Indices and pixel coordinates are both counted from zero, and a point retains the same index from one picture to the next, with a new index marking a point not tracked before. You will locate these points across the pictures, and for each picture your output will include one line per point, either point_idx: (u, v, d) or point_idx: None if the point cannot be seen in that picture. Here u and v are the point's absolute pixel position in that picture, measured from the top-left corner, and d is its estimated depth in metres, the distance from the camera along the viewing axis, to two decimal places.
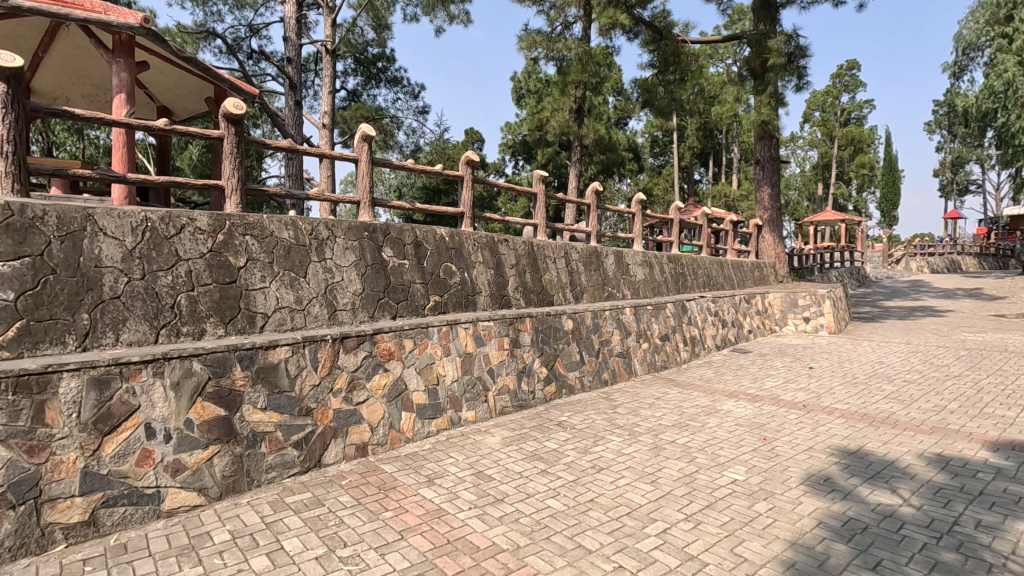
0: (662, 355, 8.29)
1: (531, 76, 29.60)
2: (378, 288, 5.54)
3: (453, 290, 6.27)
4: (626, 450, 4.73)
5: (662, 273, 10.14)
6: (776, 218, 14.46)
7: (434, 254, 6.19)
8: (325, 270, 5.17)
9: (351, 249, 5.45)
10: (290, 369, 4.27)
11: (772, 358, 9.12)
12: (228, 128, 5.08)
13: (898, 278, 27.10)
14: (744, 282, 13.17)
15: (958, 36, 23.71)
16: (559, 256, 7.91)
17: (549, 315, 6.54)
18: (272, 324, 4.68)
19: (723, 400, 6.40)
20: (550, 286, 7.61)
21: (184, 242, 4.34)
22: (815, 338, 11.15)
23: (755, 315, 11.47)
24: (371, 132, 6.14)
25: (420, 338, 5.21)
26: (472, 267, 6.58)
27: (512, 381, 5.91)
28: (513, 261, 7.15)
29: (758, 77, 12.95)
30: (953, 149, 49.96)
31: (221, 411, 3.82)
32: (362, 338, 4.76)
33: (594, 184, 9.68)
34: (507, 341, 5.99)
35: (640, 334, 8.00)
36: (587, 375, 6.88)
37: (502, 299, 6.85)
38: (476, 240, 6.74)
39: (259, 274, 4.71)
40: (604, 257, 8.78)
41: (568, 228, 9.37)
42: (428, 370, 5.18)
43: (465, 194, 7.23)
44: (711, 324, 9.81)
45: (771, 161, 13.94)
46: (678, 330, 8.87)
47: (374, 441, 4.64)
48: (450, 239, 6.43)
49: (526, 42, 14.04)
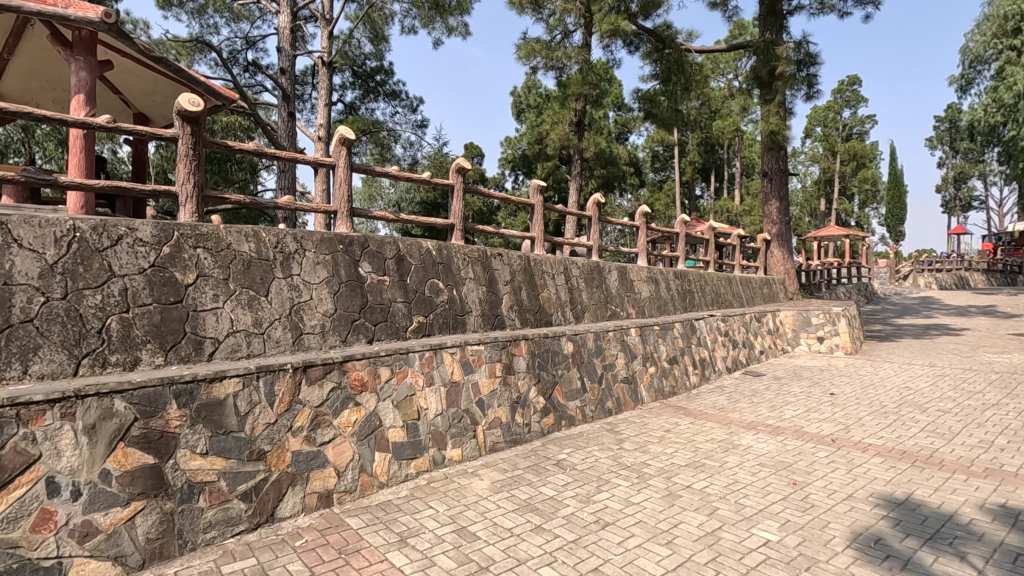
0: (670, 380, 7.63)
1: (531, 91, 29.27)
2: (352, 308, 4.90)
3: (440, 310, 5.64)
4: (635, 499, 4.06)
5: (669, 290, 9.50)
6: (784, 232, 13.85)
7: (419, 270, 5.57)
8: (290, 288, 4.55)
9: (323, 264, 4.83)
10: (240, 406, 3.63)
11: (788, 383, 8.45)
12: (183, 127, 4.50)
13: (907, 295, 26.39)
14: (753, 300, 12.54)
15: (965, 49, 23.23)
16: (558, 272, 7.28)
17: (547, 337, 5.91)
18: (223, 350, 4.03)
19: (741, 432, 5.72)
20: (548, 305, 6.98)
21: (120, 255, 3.71)
22: (831, 360, 10.47)
23: (767, 335, 10.82)
24: (350, 135, 5.58)
25: (400, 367, 4.58)
26: (461, 285, 5.96)
27: (505, 413, 5.26)
28: (507, 277, 6.53)
29: (765, 87, 12.46)
30: (955, 164, 49.64)
31: (148, 459, 3.18)
32: (329, 367, 4.12)
33: (596, 195, 9.05)
34: (500, 368, 5.35)
35: (646, 357, 7.35)
36: (589, 404, 6.21)
37: (495, 319, 6.21)
38: (466, 254, 6.13)
39: (210, 293, 4.08)
40: (607, 273, 8.17)
41: (569, 242, 8.78)
42: (408, 404, 4.52)
43: (454, 204, 6.66)
44: (721, 345, 9.16)
45: (780, 174, 13.37)
46: (687, 352, 8.22)
47: (341, 488, 3.97)
48: (438, 253, 5.82)
49: (524, 52, 13.57)
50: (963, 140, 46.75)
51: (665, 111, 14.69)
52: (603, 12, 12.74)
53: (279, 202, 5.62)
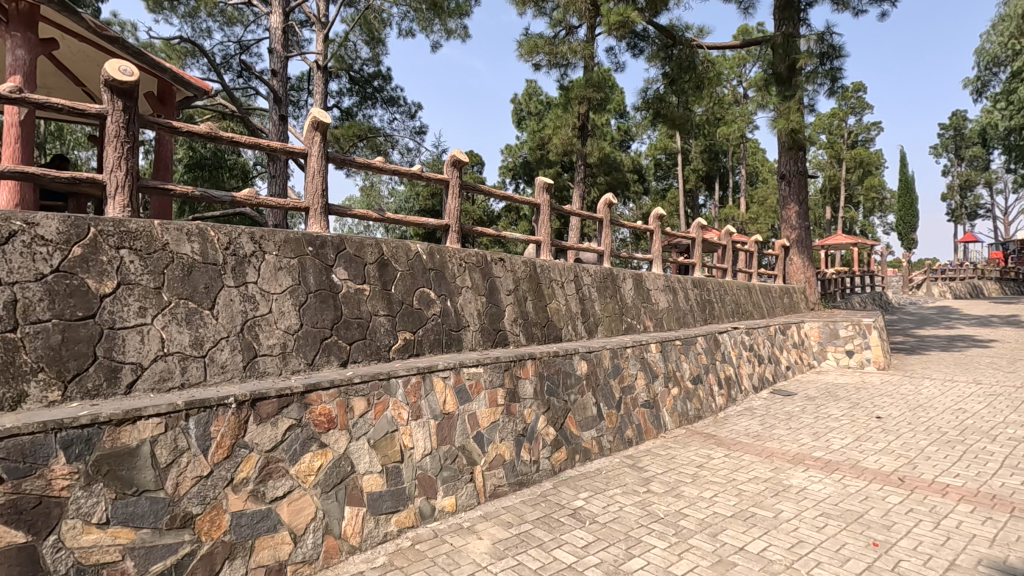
0: (695, 403, 6.73)
1: (532, 98, 28.58)
2: (322, 323, 4.02)
3: (431, 324, 4.77)
4: (677, 569, 3.15)
5: (688, 301, 8.62)
6: (804, 238, 13.00)
7: (406, 278, 4.72)
8: (243, 298, 3.68)
9: (287, 270, 3.97)
10: (163, 455, 2.74)
11: (823, 403, 7.56)
12: (112, 102, 3.66)
13: (923, 304, 25.44)
14: (773, 310, 11.65)
15: (980, 51, 22.45)
16: (568, 280, 6.42)
17: (557, 356, 5.05)
18: (148, 380, 3.15)
19: (789, 469, 4.83)
20: (557, 317, 6.09)
21: (10, 257, 2.85)
22: (864, 376, 9.58)
23: (792, 348, 9.94)
24: (325, 118, 4.74)
25: (379, 397, 3.71)
26: (456, 294, 5.09)
27: (509, 449, 4.39)
28: (511, 285, 5.67)
29: (783, 84, 11.71)
30: (960, 172, 48.98)
31: (18, 537, 2.30)
32: (286, 401, 3.24)
33: (607, 196, 8.18)
34: (503, 394, 4.48)
35: (668, 377, 6.46)
36: (606, 435, 5.31)
37: (495, 334, 5.31)
38: (462, 259, 5.27)
39: (136, 306, 3.21)
40: (621, 281, 7.31)
41: (579, 247, 7.90)
42: (388, 443, 3.65)
43: (449, 203, 5.83)
44: (746, 360, 8.28)
45: (798, 176, 12.54)
46: (711, 370, 7.33)
47: (297, 558, 3.07)
48: (429, 257, 4.98)
49: (526, 47, 12.80)
50: (969, 147, 46.03)
51: (675, 112, 13.90)
52: (610, 5, 11.95)
53: (236, 194, 4.48)
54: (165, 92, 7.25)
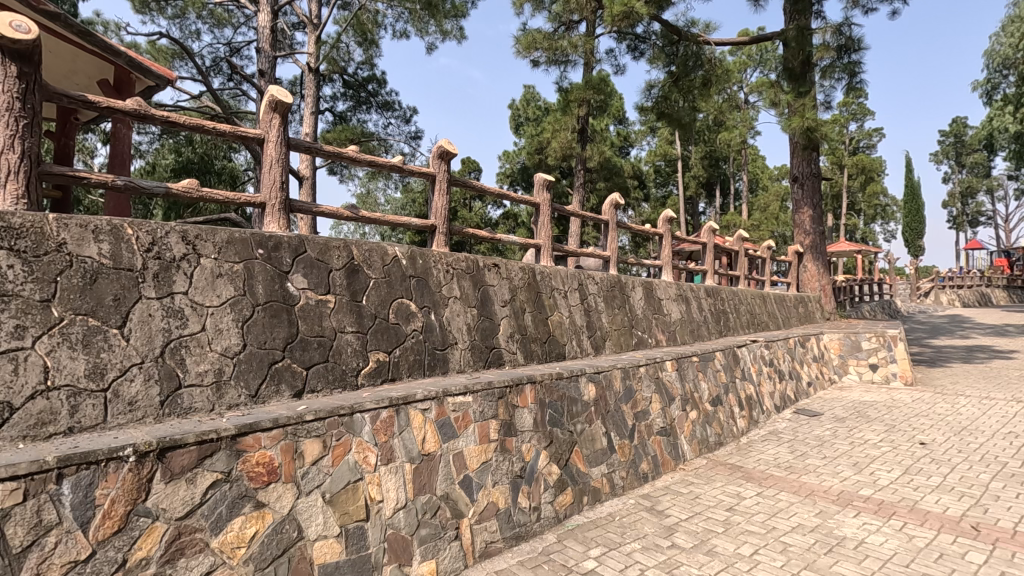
0: (715, 428, 5.97)
1: (530, 103, 28.02)
2: (272, 344, 3.25)
3: (412, 342, 3.99)
4: None
5: (701, 311, 7.87)
6: (819, 244, 12.28)
7: (380, 288, 3.96)
8: (168, 313, 2.91)
9: (228, 277, 3.21)
10: (17, 538, 1.97)
11: (855, 426, 6.79)
12: (4, 66, 2.91)
13: (933, 313, 24.75)
14: (788, 321, 10.89)
15: (990, 53, 21.90)
16: (572, 289, 5.66)
17: (560, 379, 4.31)
18: (20, 424, 2.35)
19: (838, 515, 4.06)
20: (560, 332, 5.33)
21: None
22: (892, 392, 8.81)
23: (813, 363, 9.19)
24: (284, 97, 3.98)
25: (339, 438, 2.94)
26: (441, 306, 4.31)
27: (504, 495, 3.63)
28: (507, 295, 4.92)
29: (798, 80, 11.09)
30: (961, 178, 48.50)
31: None
32: (208, 449, 2.47)
33: (614, 196, 7.43)
34: (496, 428, 3.74)
35: (686, 399, 5.70)
36: (618, 470, 4.54)
37: (488, 353, 4.53)
38: (450, 265, 4.53)
39: (10, 324, 2.42)
40: (630, 290, 6.55)
41: (583, 252, 7.11)
42: (349, 497, 2.88)
43: (435, 201, 5.08)
44: (767, 377, 7.53)
45: (812, 178, 11.86)
46: (732, 390, 6.57)
47: None
48: (410, 263, 4.23)
49: (523, 43, 12.11)
50: (971, 154, 45.58)
51: (681, 112, 13.23)
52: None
53: (172, 185, 3.63)
54: (121, 79, 6.50)
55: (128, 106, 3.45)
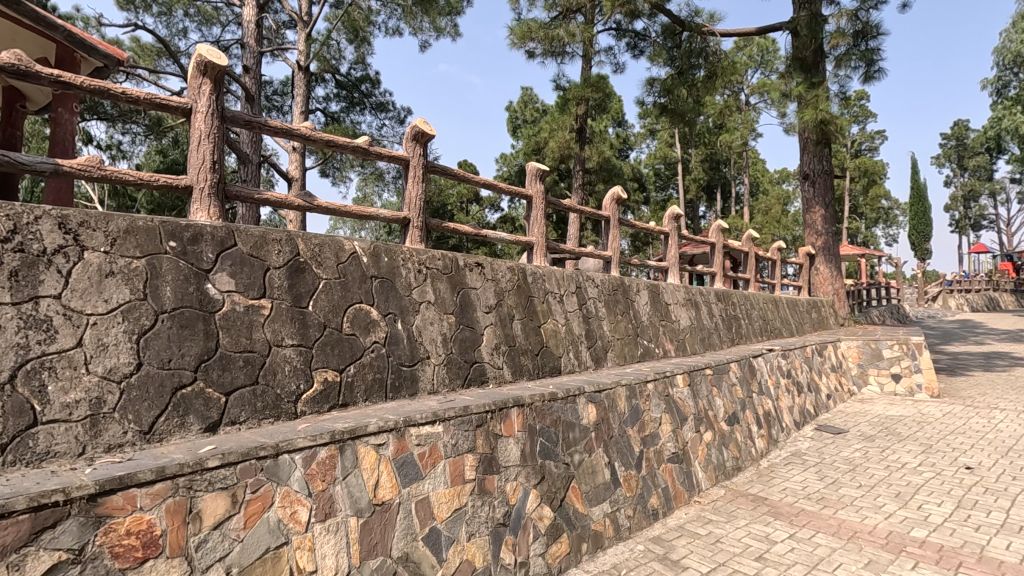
0: (732, 451, 5.24)
1: (527, 105, 27.39)
2: (180, 362, 2.52)
3: (371, 359, 3.26)
4: None
5: (712, 318, 7.13)
6: (832, 245, 11.59)
7: (331, 292, 3.23)
8: (25, 322, 2.17)
9: (122, 276, 2.47)
10: None
11: (887, 446, 6.05)
12: None
13: (942, 318, 24.04)
14: (802, 328, 10.17)
15: (1001, 50, 21.28)
16: (568, 293, 4.94)
17: (553, 401, 3.59)
18: None
19: (893, 568, 3.33)
20: (554, 342, 4.59)
21: None
22: (919, 405, 8.08)
23: (831, 373, 8.48)
24: (217, 58, 3.25)
25: (256, 489, 2.21)
26: (411, 313, 3.58)
27: (481, 551, 2.89)
28: (492, 300, 4.19)
29: (810, 70, 10.38)
30: (962, 181, 47.98)
31: None
32: (49, 518, 1.75)
33: (615, 190, 6.71)
34: (473, 465, 3.01)
35: (700, 418, 4.98)
36: (624, 508, 3.81)
37: (467, 369, 3.80)
38: (422, 264, 3.80)
39: None
40: (634, 294, 5.82)
41: (582, 251, 6.38)
42: (269, 569, 2.16)
43: (408, 190, 4.35)
44: (785, 391, 6.81)
45: (823, 176, 11.19)
46: (749, 407, 5.84)
47: None
48: (372, 262, 3.51)
49: (518, 33, 11.41)
50: (973, 157, 45.03)
51: (684, 106, 12.45)
52: None
53: (62, 160, 2.84)
54: (64, 59, 5.81)
55: (1, 60, 2.71)
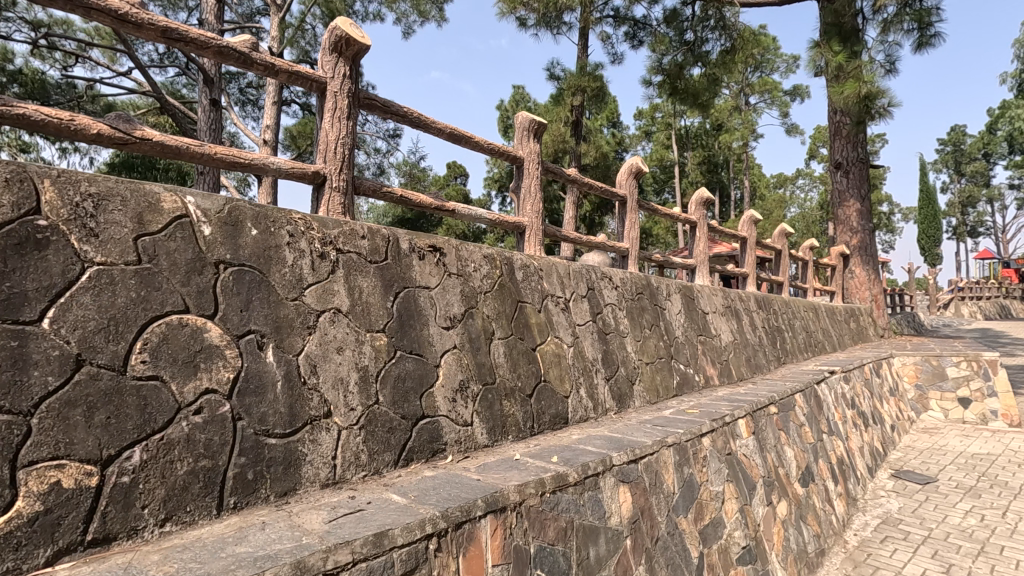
0: (812, 526, 3.64)
1: (519, 104, 25.89)
2: None
3: (190, 430, 1.59)
4: None
5: (755, 331, 5.54)
6: (868, 244, 10.08)
7: (112, 292, 1.56)
8: None
9: None
10: None
11: (1006, 505, 4.47)
12: None
13: (960, 326, 22.63)
14: (843, 340, 8.61)
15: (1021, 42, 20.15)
16: (574, 296, 3.32)
17: (558, 492, 1.95)
18: None
19: None
20: (558, 375, 2.97)
21: None
22: (1003, 438, 6.52)
23: (890, 398, 6.92)
24: None
25: None
26: (296, 333, 1.93)
27: None
28: (458, 310, 2.56)
29: (848, 39, 8.86)
30: (961, 188, 47.03)
31: None
32: None
33: (632, 163, 5.13)
34: None
35: (772, 481, 3.37)
36: None
37: (407, 433, 2.15)
38: (329, 247, 2.16)
39: None
40: (664, 299, 4.22)
41: (592, 242, 4.77)
42: None
43: (325, 129, 2.71)
44: (853, 426, 5.23)
45: (858, 164, 9.71)
46: (822, 454, 4.24)
47: None
48: (225, 237, 1.85)
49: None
50: (971, 162, 44.21)
51: (698, 85, 10.87)
52: None
53: None
54: None
55: None
